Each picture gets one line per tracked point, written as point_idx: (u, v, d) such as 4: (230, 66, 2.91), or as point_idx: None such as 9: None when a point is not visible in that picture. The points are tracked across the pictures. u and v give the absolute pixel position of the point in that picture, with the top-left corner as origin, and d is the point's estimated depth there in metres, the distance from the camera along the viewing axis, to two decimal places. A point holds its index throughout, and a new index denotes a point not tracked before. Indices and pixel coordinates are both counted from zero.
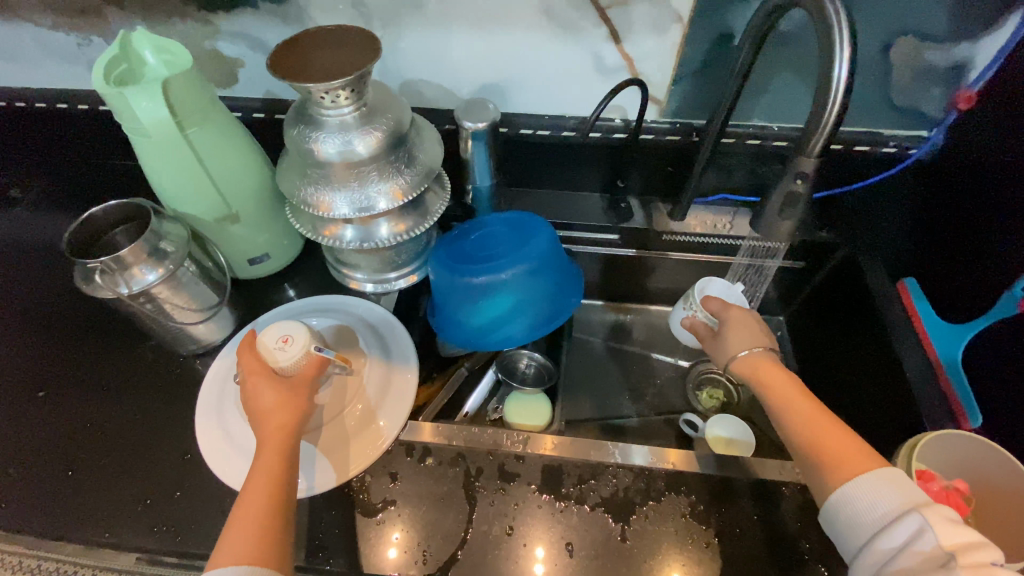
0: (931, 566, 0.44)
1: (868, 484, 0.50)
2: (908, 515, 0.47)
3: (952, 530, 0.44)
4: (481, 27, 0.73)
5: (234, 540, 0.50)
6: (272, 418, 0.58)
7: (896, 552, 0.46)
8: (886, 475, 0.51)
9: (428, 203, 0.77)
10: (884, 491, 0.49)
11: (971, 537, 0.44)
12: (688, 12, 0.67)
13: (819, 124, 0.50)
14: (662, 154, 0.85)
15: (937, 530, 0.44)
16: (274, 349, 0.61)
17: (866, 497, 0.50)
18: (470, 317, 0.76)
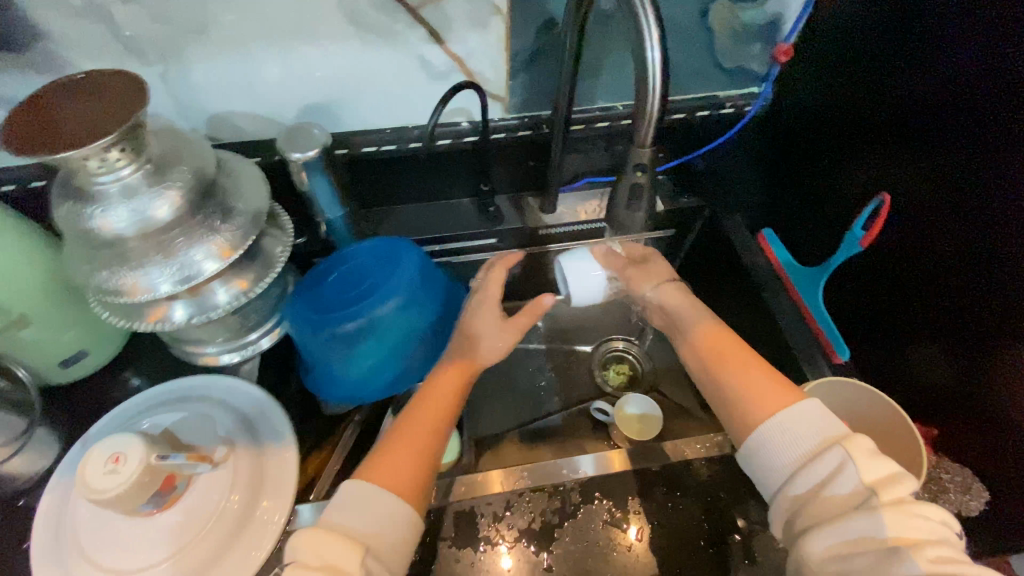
0: (852, 505, 0.44)
1: (786, 420, 0.49)
2: (831, 451, 0.46)
3: (872, 463, 0.45)
4: (282, 46, 0.63)
5: (395, 476, 0.49)
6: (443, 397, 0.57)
7: (817, 492, 0.46)
8: (807, 409, 0.49)
9: (269, 248, 0.68)
10: (804, 427, 0.48)
11: (889, 468, 0.45)
12: (504, 2, 0.63)
13: (644, 112, 0.48)
14: (518, 149, 0.81)
15: (859, 466, 0.44)
16: (103, 475, 0.53)
17: (786, 437, 0.49)
18: (348, 369, 0.68)
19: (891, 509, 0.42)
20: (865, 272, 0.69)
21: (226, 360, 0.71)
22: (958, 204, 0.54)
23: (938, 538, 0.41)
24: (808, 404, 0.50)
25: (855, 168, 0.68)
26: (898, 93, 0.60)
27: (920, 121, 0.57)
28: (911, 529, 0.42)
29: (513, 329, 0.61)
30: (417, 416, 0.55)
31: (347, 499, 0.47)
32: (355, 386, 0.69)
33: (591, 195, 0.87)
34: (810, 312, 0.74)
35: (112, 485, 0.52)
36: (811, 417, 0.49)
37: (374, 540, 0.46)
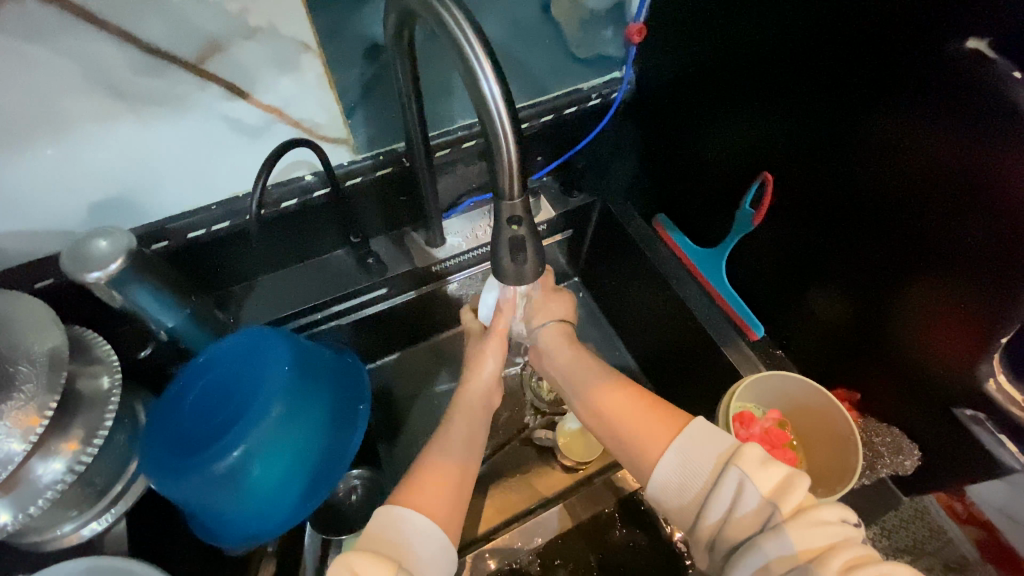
0: (760, 522, 0.42)
1: (693, 446, 0.48)
2: (729, 471, 0.45)
3: (763, 472, 0.44)
4: (29, 143, 0.48)
5: (431, 496, 0.49)
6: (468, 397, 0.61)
7: (729, 516, 0.44)
8: (700, 431, 0.49)
9: (90, 389, 0.53)
10: (714, 444, 0.48)
11: (782, 471, 0.44)
12: (311, 36, 0.52)
13: (501, 157, 0.41)
14: (383, 189, 0.71)
15: (755, 480, 0.43)
16: None
17: (676, 468, 0.48)
18: (240, 504, 0.56)
19: (793, 523, 0.41)
20: (760, 248, 0.68)
21: (93, 530, 0.56)
22: (838, 174, 0.54)
23: (844, 538, 0.40)
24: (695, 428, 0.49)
25: (730, 143, 0.66)
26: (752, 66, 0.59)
27: (786, 93, 0.56)
28: (813, 539, 0.40)
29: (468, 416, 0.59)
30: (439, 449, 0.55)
31: (379, 520, 0.47)
32: (258, 517, 0.58)
33: (479, 215, 0.79)
34: (718, 292, 0.72)
35: None
36: (710, 437, 0.48)
37: (399, 553, 0.45)
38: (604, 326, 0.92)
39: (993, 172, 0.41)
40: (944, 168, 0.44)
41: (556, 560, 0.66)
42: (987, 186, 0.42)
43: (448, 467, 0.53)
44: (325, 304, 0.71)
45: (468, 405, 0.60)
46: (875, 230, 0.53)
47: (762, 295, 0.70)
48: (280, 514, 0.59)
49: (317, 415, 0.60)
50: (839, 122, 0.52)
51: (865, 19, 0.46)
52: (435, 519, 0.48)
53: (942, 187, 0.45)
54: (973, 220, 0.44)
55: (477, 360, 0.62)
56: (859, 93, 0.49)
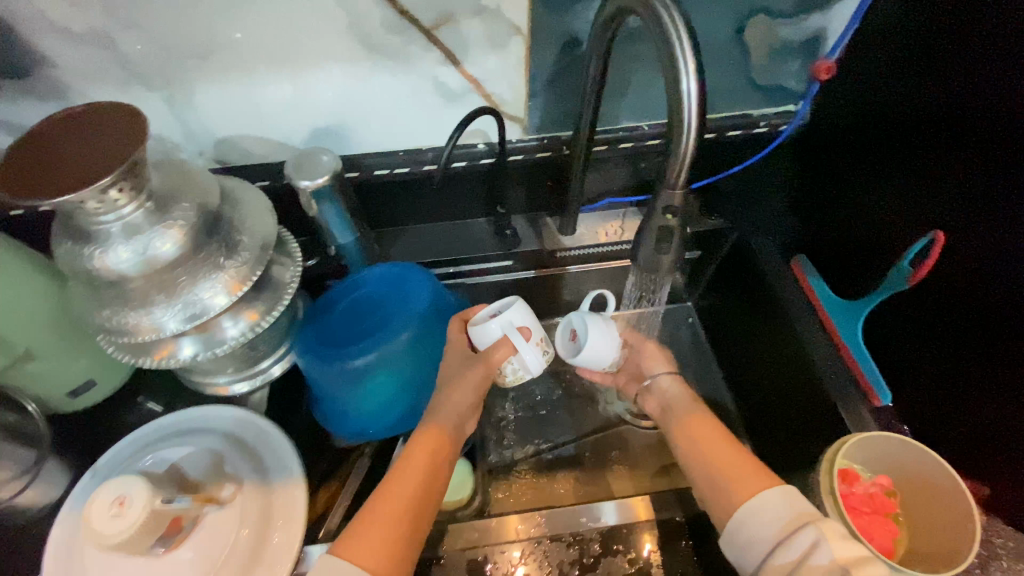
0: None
1: (773, 494, 0.50)
2: (807, 528, 0.46)
3: (840, 542, 0.45)
4: (288, 70, 0.61)
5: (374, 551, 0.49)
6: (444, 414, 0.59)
7: (798, 567, 0.45)
8: (783, 493, 0.50)
9: (277, 277, 0.65)
10: (776, 504, 0.49)
11: (858, 549, 0.45)
12: (524, 22, 0.59)
13: (679, 153, 0.44)
14: (536, 171, 0.77)
15: (832, 543, 0.45)
16: (106, 521, 0.50)
17: (772, 511, 0.49)
18: (357, 404, 0.65)
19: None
20: (908, 313, 0.64)
21: (235, 391, 0.69)
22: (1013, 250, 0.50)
23: None
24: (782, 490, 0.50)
25: (900, 197, 0.63)
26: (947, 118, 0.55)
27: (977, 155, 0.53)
28: None
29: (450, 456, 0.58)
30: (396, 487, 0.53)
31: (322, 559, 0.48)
32: (366, 420, 0.67)
33: (612, 215, 0.84)
34: (848, 351, 0.69)
35: (116, 533, 0.49)
36: (789, 497, 0.50)
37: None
38: (706, 354, 0.91)
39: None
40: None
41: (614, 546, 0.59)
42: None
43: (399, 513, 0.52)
44: (460, 261, 0.80)
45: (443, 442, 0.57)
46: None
47: (899, 364, 0.65)
48: (383, 424, 0.67)
49: (437, 348, 0.68)
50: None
51: None
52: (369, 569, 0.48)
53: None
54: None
55: (448, 387, 0.60)
56: None
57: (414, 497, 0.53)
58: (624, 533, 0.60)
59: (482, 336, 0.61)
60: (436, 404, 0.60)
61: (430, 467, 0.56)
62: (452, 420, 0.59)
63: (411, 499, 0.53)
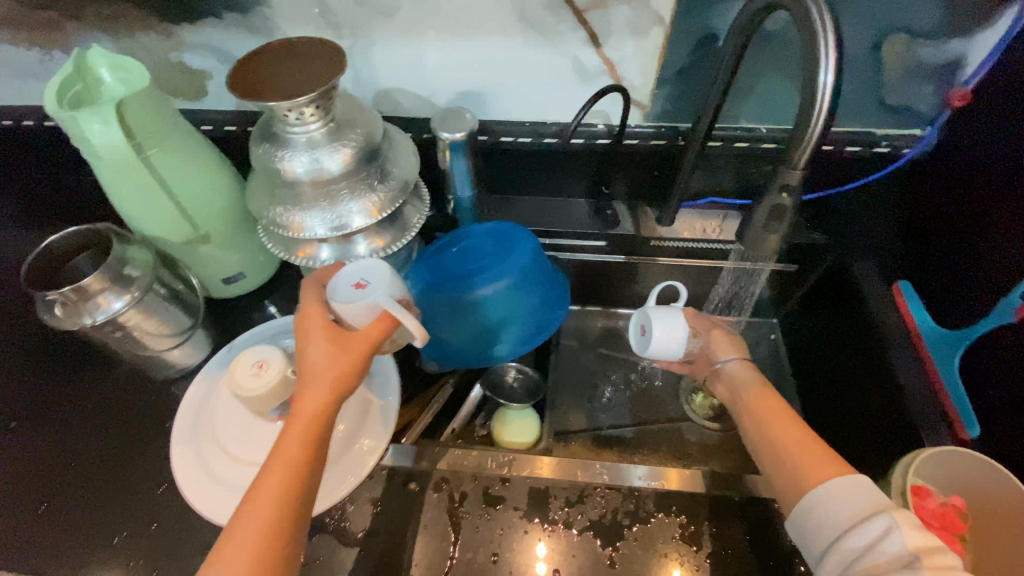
0: (896, 567, 0.44)
1: (845, 481, 0.51)
2: (879, 515, 0.47)
3: (915, 532, 0.45)
4: (452, 34, 0.70)
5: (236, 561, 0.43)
6: (315, 391, 0.49)
7: (866, 551, 0.46)
8: (856, 482, 0.51)
9: (407, 216, 0.75)
10: (850, 492, 0.50)
11: (931, 540, 0.45)
12: (669, 13, 0.64)
13: (804, 136, 0.48)
14: (647, 159, 0.81)
15: (906, 532, 0.45)
16: (249, 376, 0.61)
17: (846, 499, 0.50)
18: (457, 335, 0.75)
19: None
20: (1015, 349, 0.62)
21: None
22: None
23: None
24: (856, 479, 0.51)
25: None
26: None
27: None
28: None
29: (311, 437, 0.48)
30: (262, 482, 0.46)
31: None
32: (455, 351, 0.77)
33: (712, 214, 0.86)
34: (940, 380, 0.67)
35: (255, 387, 0.60)
36: (861, 487, 0.50)
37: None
38: (783, 368, 0.91)
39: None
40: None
41: (669, 505, 0.62)
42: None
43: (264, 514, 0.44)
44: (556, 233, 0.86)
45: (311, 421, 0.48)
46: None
47: (996, 401, 0.64)
48: (470, 357, 0.77)
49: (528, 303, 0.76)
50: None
51: None
52: None
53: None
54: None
55: (303, 355, 0.52)
56: None
57: (279, 492, 0.45)
58: (680, 498, 0.63)
59: (353, 311, 0.53)
60: (303, 380, 0.50)
61: (296, 451, 0.47)
62: (324, 393, 0.49)
63: (280, 495, 0.45)
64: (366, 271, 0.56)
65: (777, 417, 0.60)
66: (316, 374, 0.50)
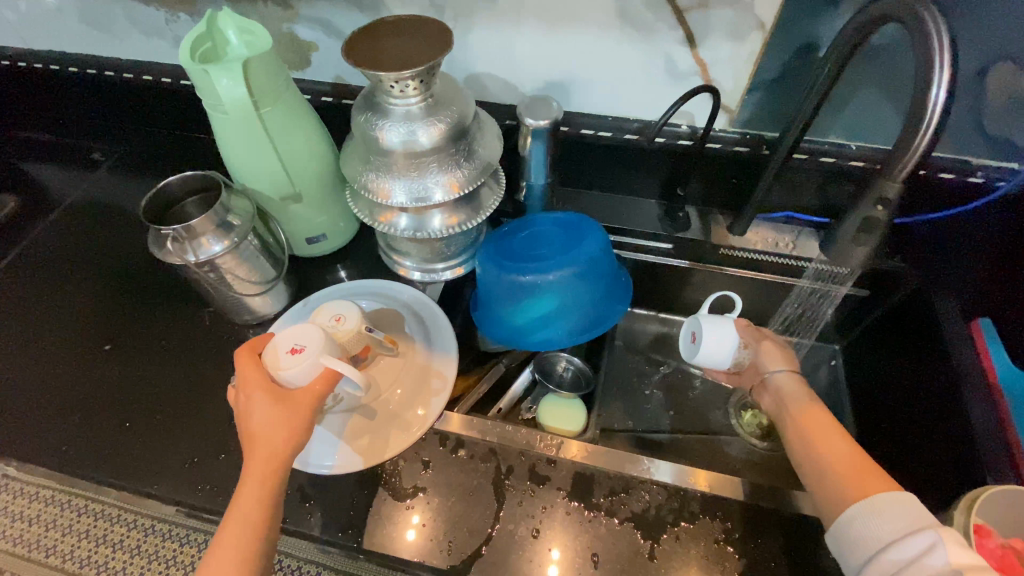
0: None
1: (890, 498, 0.50)
2: (925, 531, 0.46)
3: (960, 549, 0.43)
4: (549, 24, 0.72)
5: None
6: (266, 438, 0.55)
7: (908, 565, 0.45)
8: (906, 500, 0.50)
9: (483, 197, 0.77)
10: (895, 506, 0.49)
11: (982, 560, 0.43)
12: (771, 19, 0.64)
13: (909, 149, 0.47)
14: (725, 166, 0.81)
15: (950, 547, 0.43)
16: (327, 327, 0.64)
17: (893, 514, 0.49)
18: (512, 314, 0.78)
19: None
20: None
21: (415, 277, 0.82)
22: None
23: None
24: (905, 497, 0.50)
25: None
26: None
27: None
28: None
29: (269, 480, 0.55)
30: (233, 514, 0.53)
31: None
32: (510, 331, 0.78)
33: (786, 229, 0.85)
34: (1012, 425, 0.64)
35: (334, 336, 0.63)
36: (911, 506, 0.49)
37: None
38: None
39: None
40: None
41: (715, 510, 0.62)
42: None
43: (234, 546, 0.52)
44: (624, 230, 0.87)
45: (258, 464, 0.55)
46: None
47: None
48: (523, 340, 0.79)
49: (587, 294, 0.77)
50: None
51: None
52: None
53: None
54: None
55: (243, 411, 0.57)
56: None
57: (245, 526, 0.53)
58: (728, 504, 0.62)
59: (294, 374, 0.57)
60: (253, 438, 0.56)
61: (247, 492, 0.54)
62: (277, 441, 0.55)
63: (252, 529, 0.53)
64: (300, 334, 0.58)
65: (829, 434, 0.59)
66: (263, 430, 0.56)
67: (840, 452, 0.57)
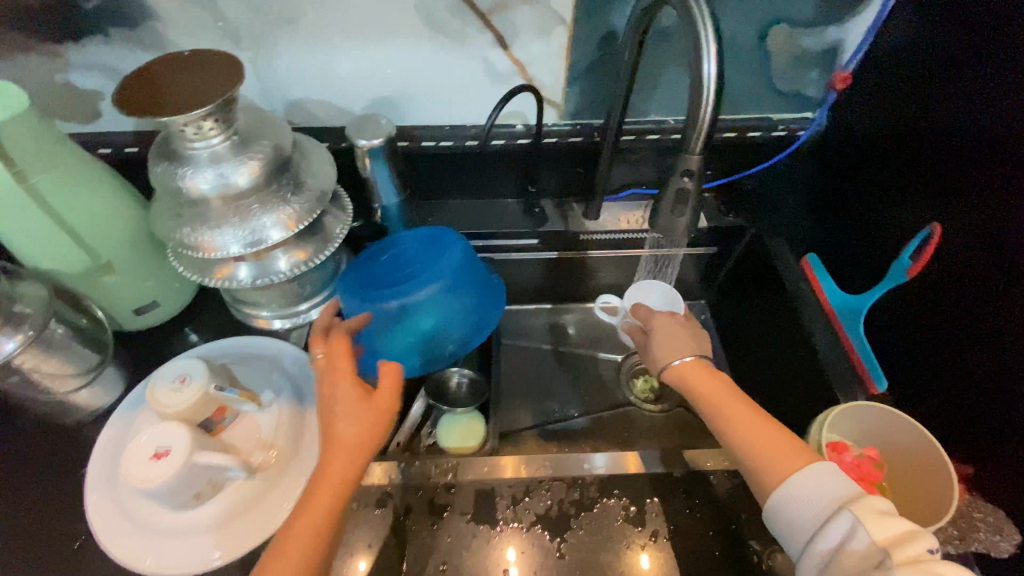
0: (866, 565, 0.45)
1: (812, 473, 0.52)
2: (842, 513, 0.48)
3: (879, 522, 0.46)
4: (360, 42, 0.69)
5: None
6: (343, 458, 0.53)
7: (836, 552, 0.47)
8: (820, 473, 0.52)
9: (328, 226, 0.73)
10: (812, 487, 0.51)
11: (901, 526, 0.46)
12: (569, 12, 0.66)
13: (696, 122, 0.51)
14: (568, 156, 0.84)
15: (869, 526, 0.46)
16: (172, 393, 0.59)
17: (811, 499, 0.51)
18: (391, 347, 0.72)
19: None
20: (907, 308, 0.68)
21: (277, 325, 0.77)
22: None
23: None
24: (822, 470, 0.52)
25: (906, 201, 0.67)
26: (961, 111, 0.59)
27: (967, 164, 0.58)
28: None
29: (341, 489, 0.53)
30: (293, 527, 0.50)
31: None
32: (388, 362, 0.73)
33: (635, 205, 0.90)
34: (849, 340, 0.73)
35: (176, 403, 0.59)
36: (825, 478, 0.51)
37: None
38: (717, 350, 0.94)
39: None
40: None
41: (614, 488, 0.64)
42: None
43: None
44: (489, 233, 0.87)
45: (331, 475, 0.53)
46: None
47: (894, 356, 0.69)
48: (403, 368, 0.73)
49: (460, 304, 0.73)
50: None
51: None
52: None
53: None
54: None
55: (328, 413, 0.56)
56: None
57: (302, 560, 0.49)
58: (624, 480, 0.64)
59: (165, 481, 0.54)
60: (330, 447, 0.54)
61: (314, 509, 0.51)
62: (351, 434, 0.54)
63: (302, 558, 0.49)
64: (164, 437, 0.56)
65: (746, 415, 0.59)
66: (342, 433, 0.54)
67: (764, 433, 0.57)
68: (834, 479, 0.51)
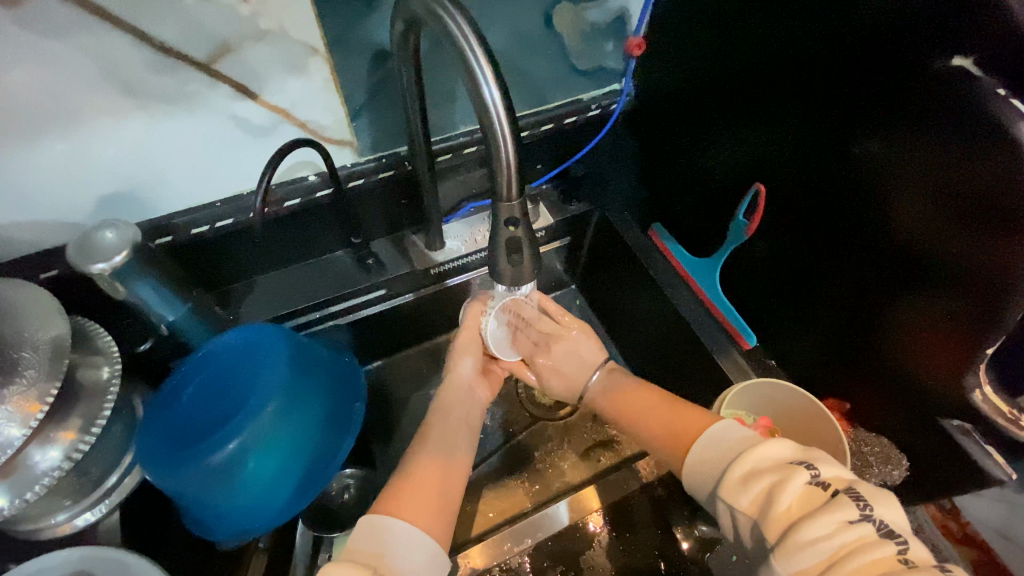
0: (758, 542, 0.42)
1: (706, 440, 0.50)
2: (719, 495, 0.46)
3: (744, 491, 0.44)
4: (42, 135, 0.50)
5: (416, 509, 0.51)
6: (460, 394, 0.67)
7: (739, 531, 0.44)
8: (709, 437, 0.51)
9: (89, 382, 0.54)
10: (704, 459, 0.50)
11: (767, 481, 0.43)
12: (320, 41, 0.54)
13: (500, 158, 0.43)
14: (385, 193, 0.72)
15: (737, 502, 0.44)
16: None
17: (704, 474, 0.49)
18: (230, 499, 0.57)
19: (779, 548, 0.39)
20: (753, 261, 0.69)
21: (85, 522, 0.56)
22: (844, 168, 0.53)
23: (843, 547, 0.37)
24: (720, 426, 0.51)
25: (726, 160, 0.67)
26: (757, 66, 0.58)
27: (769, 119, 0.59)
28: (803, 559, 0.38)
29: (454, 422, 0.63)
30: (412, 462, 0.56)
31: (361, 532, 0.48)
32: (248, 512, 0.59)
33: (477, 220, 0.79)
34: (711, 303, 0.72)
35: None
36: (719, 436, 0.50)
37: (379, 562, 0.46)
38: (601, 335, 0.91)
39: (987, 179, 0.41)
40: (950, 171, 0.43)
41: (547, 561, 0.64)
42: (991, 190, 0.41)
43: (434, 470, 0.55)
44: (326, 302, 0.71)
45: (459, 414, 0.64)
46: (880, 238, 0.52)
47: (753, 307, 0.71)
48: (269, 511, 0.60)
49: (310, 415, 0.61)
50: (841, 125, 0.52)
51: (846, 49, 0.48)
52: (417, 527, 0.49)
53: (948, 201, 0.44)
54: (973, 223, 0.43)
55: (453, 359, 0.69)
56: (834, 118, 0.52)
57: (437, 463, 0.56)
58: (552, 544, 0.65)
59: None
60: (449, 381, 0.68)
61: (455, 442, 0.61)
62: (460, 396, 0.66)
63: (440, 485, 0.54)
64: None
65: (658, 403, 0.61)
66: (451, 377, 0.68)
67: (668, 416, 0.58)
68: (721, 441, 0.49)
